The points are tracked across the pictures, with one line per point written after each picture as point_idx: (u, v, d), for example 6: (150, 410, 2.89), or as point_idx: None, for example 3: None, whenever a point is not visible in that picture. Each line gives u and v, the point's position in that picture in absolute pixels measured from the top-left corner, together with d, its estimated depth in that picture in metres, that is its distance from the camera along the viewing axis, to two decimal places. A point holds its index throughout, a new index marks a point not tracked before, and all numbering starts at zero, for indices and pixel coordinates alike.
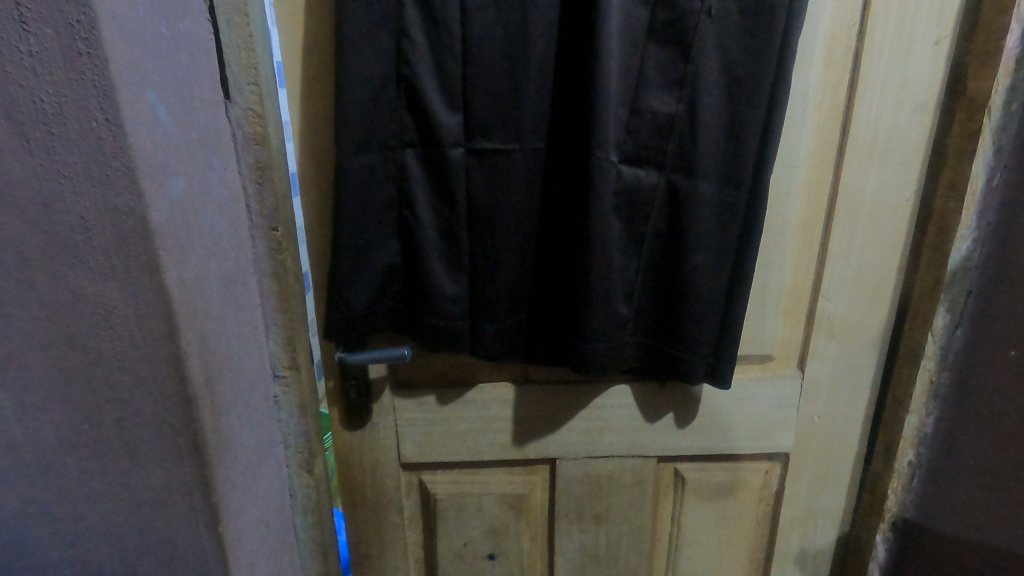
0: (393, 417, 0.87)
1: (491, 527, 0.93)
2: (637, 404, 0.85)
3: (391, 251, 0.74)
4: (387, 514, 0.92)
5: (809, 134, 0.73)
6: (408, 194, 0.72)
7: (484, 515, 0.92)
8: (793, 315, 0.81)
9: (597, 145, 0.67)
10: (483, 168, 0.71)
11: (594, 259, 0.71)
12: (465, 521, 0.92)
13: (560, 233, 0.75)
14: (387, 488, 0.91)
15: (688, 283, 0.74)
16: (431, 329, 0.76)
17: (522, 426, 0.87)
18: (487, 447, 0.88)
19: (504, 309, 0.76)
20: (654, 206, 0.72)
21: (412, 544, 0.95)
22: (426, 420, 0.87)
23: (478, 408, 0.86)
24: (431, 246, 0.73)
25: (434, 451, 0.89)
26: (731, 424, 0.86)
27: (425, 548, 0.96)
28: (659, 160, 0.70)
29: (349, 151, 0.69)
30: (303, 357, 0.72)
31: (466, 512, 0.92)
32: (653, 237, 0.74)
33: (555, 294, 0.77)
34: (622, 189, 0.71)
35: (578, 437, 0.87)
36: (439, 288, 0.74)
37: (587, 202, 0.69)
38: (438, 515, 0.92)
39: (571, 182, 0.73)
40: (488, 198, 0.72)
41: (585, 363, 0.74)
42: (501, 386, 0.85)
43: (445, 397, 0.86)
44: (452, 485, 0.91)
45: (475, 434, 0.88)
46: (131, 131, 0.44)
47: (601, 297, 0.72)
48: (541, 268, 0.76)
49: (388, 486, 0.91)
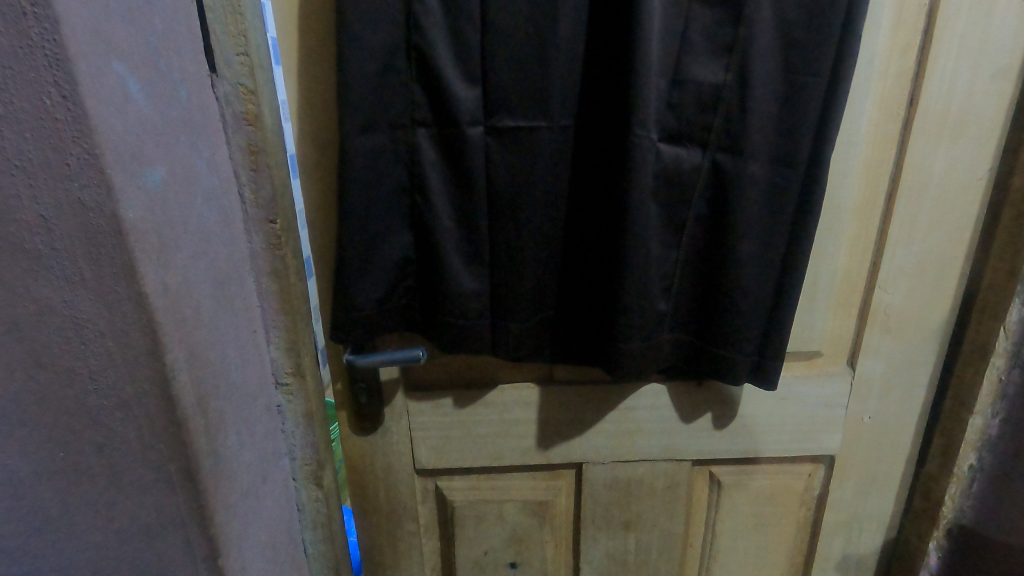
0: (407, 421, 0.80)
1: (513, 535, 0.87)
2: (672, 406, 0.79)
3: (404, 243, 0.67)
4: (401, 522, 0.86)
5: (872, 106, 0.64)
6: (422, 180, 0.64)
7: (506, 522, 0.86)
8: (844, 308, 0.74)
9: (636, 121, 0.59)
10: (505, 149, 0.63)
11: (631, 249, 0.63)
12: (485, 529, 0.86)
13: (592, 220, 0.67)
14: (402, 496, 0.85)
15: (734, 277, 0.66)
16: (449, 328, 0.69)
17: (546, 428, 0.80)
18: (509, 451, 0.82)
19: (529, 305, 0.69)
20: (697, 190, 0.65)
21: (428, 552, 0.89)
22: (442, 424, 0.80)
23: (499, 411, 0.80)
24: (447, 238, 0.66)
25: (451, 457, 0.82)
26: (773, 426, 0.79)
27: (441, 556, 0.90)
28: (703, 137, 0.62)
29: (354, 132, 0.61)
30: (308, 362, 0.65)
31: (486, 520, 0.86)
32: (694, 224, 0.66)
33: (584, 288, 0.70)
34: (661, 170, 0.63)
35: (606, 441, 0.81)
36: (458, 284, 0.67)
37: (623, 186, 0.62)
38: (456, 523, 0.86)
39: (605, 163, 0.65)
40: (512, 184, 0.64)
41: (619, 363, 0.68)
42: (524, 387, 0.78)
43: (463, 400, 0.79)
44: (471, 492, 0.85)
45: (496, 438, 0.81)
46: (93, 110, 0.37)
47: (637, 293, 0.65)
48: (569, 260, 0.69)
49: (402, 493, 0.85)
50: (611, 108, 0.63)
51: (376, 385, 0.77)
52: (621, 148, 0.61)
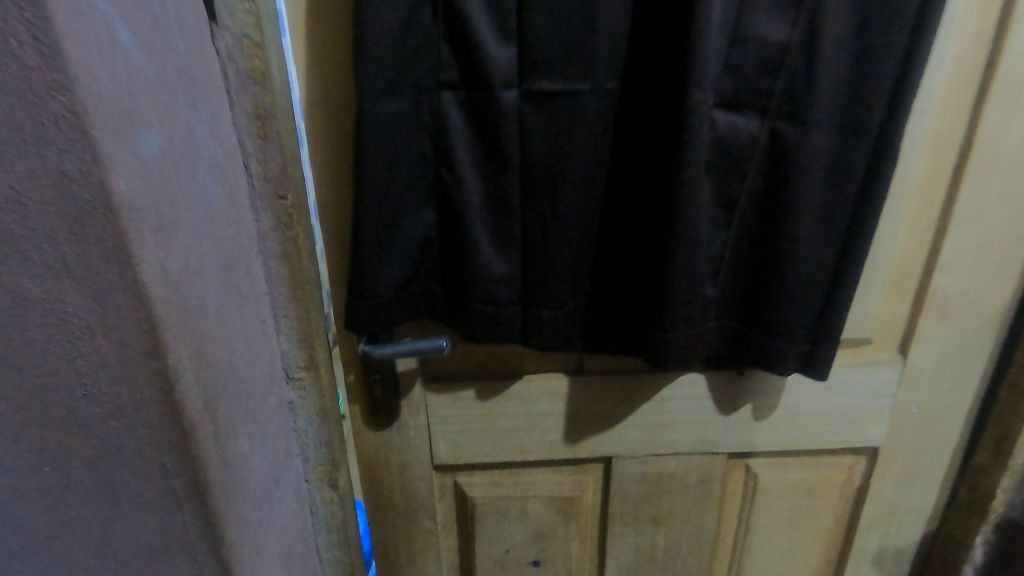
0: (425, 414, 0.75)
1: (536, 532, 0.82)
2: (709, 397, 0.73)
3: (426, 222, 0.61)
4: (418, 519, 0.81)
5: (946, 70, 0.58)
6: (448, 151, 0.57)
7: (529, 519, 0.81)
8: (899, 292, 0.68)
9: (692, 85, 0.53)
10: (542, 116, 0.56)
11: (680, 229, 0.57)
12: (506, 527, 0.81)
13: (633, 197, 0.61)
14: (419, 492, 0.80)
15: (788, 259, 0.61)
16: (475, 316, 0.63)
17: (575, 421, 0.75)
18: (534, 445, 0.77)
19: (564, 291, 0.63)
20: (751, 163, 0.59)
21: (446, 550, 0.85)
22: (462, 417, 0.75)
23: (524, 403, 0.74)
24: (475, 216, 0.59)
25: (472, 451, 0.77)
26: (816, 417, 0.75)
27: (459, 554, 0.85)
28: (762, 103, 0.56)
29: (372, 95, 0.54)
30: (321, 354, 0.59)
31: (508, 516, 0.81)
32: (747, 201, 0.60)
33: (622, 271, 0.64)
34: (715, 141, 0.57)
35: (638, 434, 0.76)
36: (486, 268, 0.61)
37: (675, 158, 0.55)
38: (475, 521, 0.81)
39: (651, 133, 0.58)
40: (549, 156, 0.58)
41: (662, 353, 0.62)
42: (551, 378, 0.73)
43: (485, 392, 0.73)
44: (492, 488, 0.80)
45: (520, 432, 0.76)
46: (72, 54, 0.30)
47: (685, 278, 0.59)
48: (608, 240, 0.63)
49: (419, 490, 0.79)
50: (661, 70, 0.56)
51: (392, 377, 0.71)
52: (673, 116, 0.55)
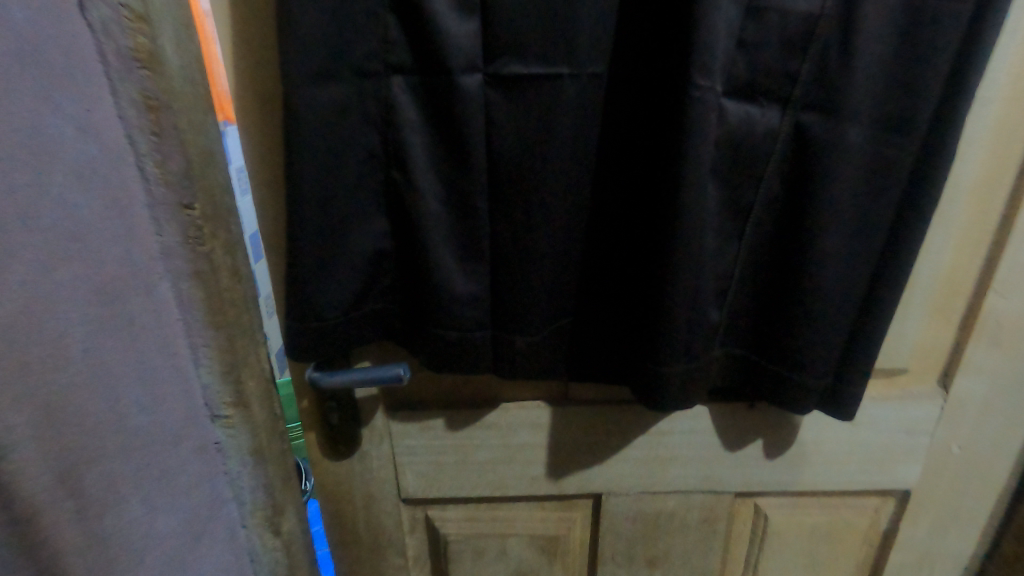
0: (389, 444, 0.66)
1: (517, 570, 0.74)
2: (713, 431, 0.64)
3: (378, 232, 0.51)
4: (386, 555, 0.73)
5: (1015, 50, 0.47)
6: (400, 148, 0.48)
7: (509, 557, 0.73)
8: (943, 316, 0.58)
9: (695, 68, 0.42)
10: (513, 106, 0.46)
11: (680, 245, 0.47)
12: (484, 565, 0.73)
13: (625, 203, 0.51)
14: (385, 527, 0.71)
15: (812, 281, 0.50)
16: (438, 341, 0.53)
17: (559, 455, 0.66)
18: (513, 480, 0.68)
19: (542, 315, 0.53)
20: (769, 164, 0.48)
21: None
22: (432, 448, 0.66)
23: (502, 434, 0.65)
24: (434, 226, 0.50)
25: (443, 485, 0.68)
26: (839, 456, 0.65)
27: None
28: (784, 91, 0.45)
29: (303, 79, 0.43)
30: (253, 387, 0.51)
31: (485, 554, 0.72)
32: (762, 209, 0.50)
33: (611, 290, 0.54)
34: (725, 137, 0.46)
35: (632, 470, 0.67)
36: (448, 287, 0.51)
37: (674, 159, 0.45)
38: (449, 558, 0.73)
39: (647, 128, 0.48)
40: (522, 154, 0.47)
41: (657, 389, 0.52)
42: (532, 407, 0.64)
43: (457, 422, 0.64)
44: (468, 523, 0.72)
45: (497, 465, 0.67)
46: None
47: (685, 302, 0.49)
48: (594, 254, 0.53)
49: (386, 525, 0.71)
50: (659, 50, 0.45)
51: (351, 403, 0.62)
52: (672, 107, 0.44)
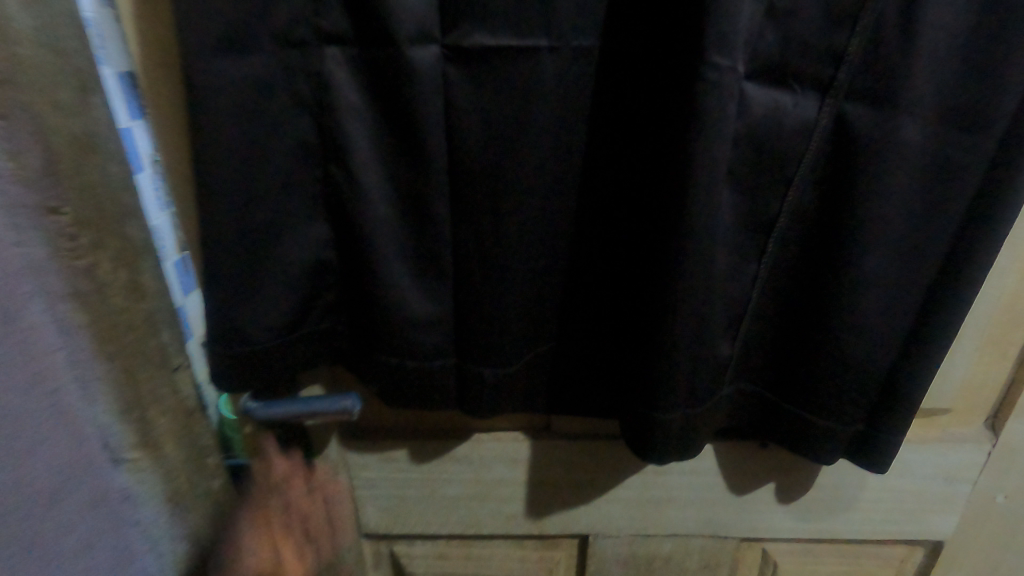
0: (346, 476, 0.58)
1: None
2: (719, 471, 0.55)
3: (316, 240, 0.42)
4: None
5: None
6: (339, 138, 0.38)
7: None
8: (1000, 350, 0.48)
9: (710, 40, 0.32)
10: (479, 87, 0.36)
11: (686, 266, 0.38)
12: None
13: (619, 211, 0.42)
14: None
15: (847, 310, 0.41)
16: (389, 373, 0.44)
17: (540, 492, 0.58)
18: (487, 518, 0.59)
19: (516, 345, 0.43)
20: (802, 166, 0.38)
21: None
22: (394, 481, 0.58)
23: (474, 469, 0.56)
24: (382, 236, 0.40)
25: (409, 521, 0.60)
26: (863, 502, 0.56)
27: None
28: (823, 74, 0.36)
29: (206, 49, 0.34)
30: (162, 425, 0.42)
31: None
32: (789, 222, 0.41)
33: (601, 313, 0.45)
34: (748, 131, 0.37)
35: (623, 510, 0.58)
36: (400, 310, 0.42)
37: (681, 159, 0.35)
38: None
39: (647, 118, 0.38)
40: (492, 148, 0.37)
41: (654, 437, 0.43)
42: (509, 439, 0.55)
43: (423, 454, 0.56)
44: (438, 561, 0.64)
45: (469, 501, 0.58)
46: None
47: (690, 334, 0.40)
48: (581, 270, 0.44)
49: None
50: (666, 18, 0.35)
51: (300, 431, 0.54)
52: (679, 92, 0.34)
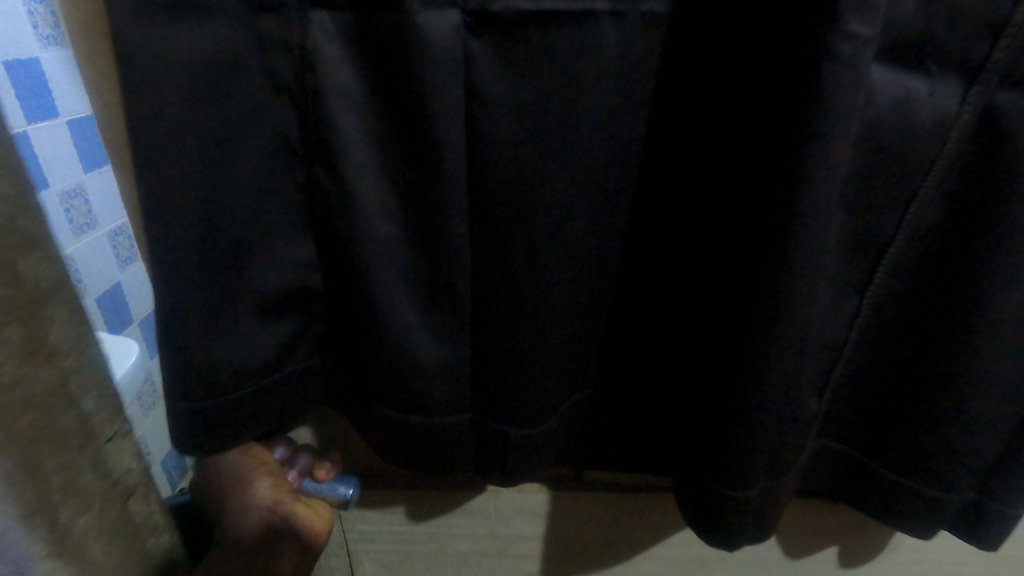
0: (341, 528, 0.49)
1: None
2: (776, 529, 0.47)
3: (303, 261, 0.33)
4: None
5: None
6: (321, 134, 0.29)
7: None
8: None
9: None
10: (511, 68, 0.27)
11: (783, 313, 0.28)
12: None
13: (681, 227, 0.33)
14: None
15: (978, 362, 0.32)
16: (391, 431, 0.35)
17: (567, 550, 0.49)
18: (505, 575, 0.51)
19: (549, 399, 0.34)
20: (928, 176, 0.29)
21: None
22: (396, 535, 0.49)
23: (490, 523, 0.48)
24: (382, 264, 0.31)
25: None
26: (937, 561, 0.49)
27: None
28: (969, 53, 0.27)
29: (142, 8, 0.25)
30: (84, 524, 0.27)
31: None
32: (903, 246, 0.32)
33: (653, 347, 0.37)
34: (865, 131, 0.28)
35: (661, 568, 0.50)
36: (405, 357, 0.32)
37: (783, 172, 0.26)
38: None
39: (727, 110, 0.30)
40: (527, 150, 0.28)
41: (724, 515, 0.34)
42: (531, 490, 0.46)
43: (431, 507, 0.47)
44: None
45: (484, 559, 0.50)
46: None
47: (781, 396, 0.31)
48: (628, 296, 0.36)
49: None
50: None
51: None
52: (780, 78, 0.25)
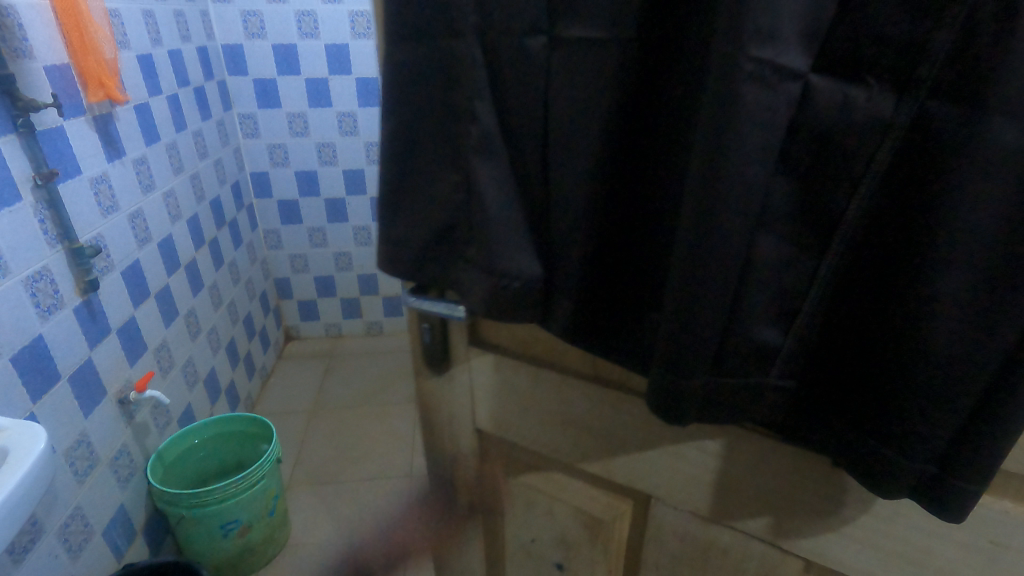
0: (469, 376, 0.74)
1: (563, 537, 0.81)
2: (778, 474, 0.55)
3: (456, 185, 0.50)
4: (461, 473, 0.85)
5: None
6: (466, 109, 0.47)
7: (556, 519, 0.80)
8: None
9: (750, 36, 0.36)
10: (566, 80, 0.44)
11: (713, 252, 0.42)
12: (537, 517, 0.82)
13: (653, 191, 0.48)
14: (461, 449, 0.82)
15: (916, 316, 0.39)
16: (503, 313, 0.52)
17: (609, 443, 0.66)
18: (564, 449, 0.70)
19: (569, 299, 0.52)
20: (877, 157, 0.39)
21: (477, 510, 0.88)
22: (499, 391, 0.73)
23: (557, 401, 0.68)
24: (495, 201, 0.48)
25: (507, 430, 0.75)
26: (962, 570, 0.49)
27: (489, 518, 0.89)
28: (897, 71, 0.37)
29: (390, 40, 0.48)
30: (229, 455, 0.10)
31: (536, 508, 0.81)
32: (858, 215, 0.41)
33: (638, 282, 0.52)
34: (816, 123, 0.39)
35: (680, 485, 0.63)
36: (512, 262, 0.50)
37: (704, 152, 0.40)
38: (508, 495, 0.84)
39: (672, 110, 0.44)
40: (573, 128, 0.44)
41: (682, 399, 0.49)
42: (587, 386, 0.64)
43: (524, 375, 0.69)
44: (530, 470, 0.79)
45: (550, 430, 0.70)
46: None
47: (719, 319, 0.45)
48: (621, 241, 0.51)
49: (461, 448, 0.82)
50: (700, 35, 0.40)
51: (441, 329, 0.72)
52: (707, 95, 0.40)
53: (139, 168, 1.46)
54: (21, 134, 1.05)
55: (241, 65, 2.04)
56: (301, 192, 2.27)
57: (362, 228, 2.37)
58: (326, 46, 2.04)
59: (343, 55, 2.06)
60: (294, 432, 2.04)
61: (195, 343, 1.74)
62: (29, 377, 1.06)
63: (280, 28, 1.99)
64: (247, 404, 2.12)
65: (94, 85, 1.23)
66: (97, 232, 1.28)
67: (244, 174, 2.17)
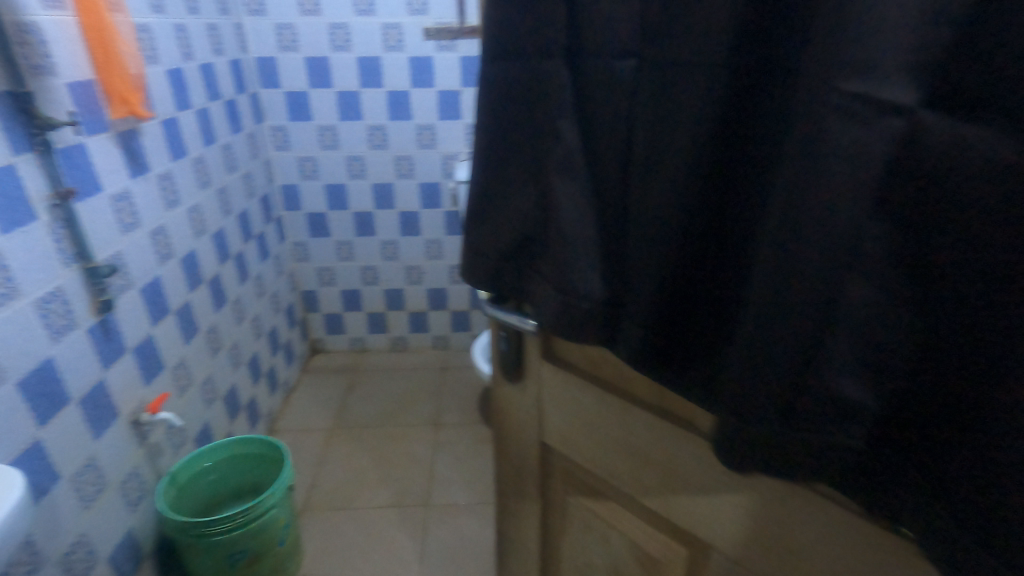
0: (537, 391, 0.75)
1: (616, 568, 0.78)
2: (855, 552, 0.49)
3: (529, 201, 0.53)
4: (525, 485, 0.87)
5: None
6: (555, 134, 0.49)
7: (608, 550, 0.79)
8: None
9: (842, 69, 0.33)
10: (651, 106, 0.44)
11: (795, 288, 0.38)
12: (590, 546, 0.81)
13: (736, 219, 0.44)
14: (527, 462, 0.84)
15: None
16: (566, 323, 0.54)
17: (671, 482, 0.63)
18: (625, 479, 0.69)
19: (635, 323, 0.51)
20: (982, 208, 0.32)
21: (535, 524, 0.90)
22: (565, 412, 0.73)
23: (619, 429, 0.66)
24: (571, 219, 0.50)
25: (570, 450, 0.75)
26: None
27: (545, 535, 0.90)
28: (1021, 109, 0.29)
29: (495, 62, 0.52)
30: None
31: (591, 536, 0.80)
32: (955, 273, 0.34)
33: (715, 315, 0.48)
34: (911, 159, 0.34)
35: (742, 538, 0.59)
36: (580, 279, 0.52)
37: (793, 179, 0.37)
38: (566, 518, 0.84)
39: (765, 134, 0.41)
40: (650, 154, 0.45)
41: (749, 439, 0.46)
42: (652, 421, 0.62)
43: (589, 398, 0.68)
44: (586, 497, 0.79)
45: (613, 456, 0.69)
46: None
47: (792, 364, 0.40)
48: (696, 272, 0.47)
49: (527, 461, 0.84)
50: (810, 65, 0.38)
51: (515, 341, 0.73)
52: (788, 139, 0.38)
53: (164, 184, 1.45)
54: (38, 151, 1.03)
55: (275, 77, 2.03)
56: (330, 205, 2.25)
57: (389, 242, 2.33)
58: (358, 59, 2.01)
59: (374, 69, 2.02)
60: (313, 449, 2.00)
61: (216, 359, 1.70)
62: (35, 401, 1.03)
63: (314, 41, 1.98)
64: (267, 420, 2.08)
65: (117, 101, 1.21)
66: (118, 248, 1.25)
67: (275, 186, 2.18)
